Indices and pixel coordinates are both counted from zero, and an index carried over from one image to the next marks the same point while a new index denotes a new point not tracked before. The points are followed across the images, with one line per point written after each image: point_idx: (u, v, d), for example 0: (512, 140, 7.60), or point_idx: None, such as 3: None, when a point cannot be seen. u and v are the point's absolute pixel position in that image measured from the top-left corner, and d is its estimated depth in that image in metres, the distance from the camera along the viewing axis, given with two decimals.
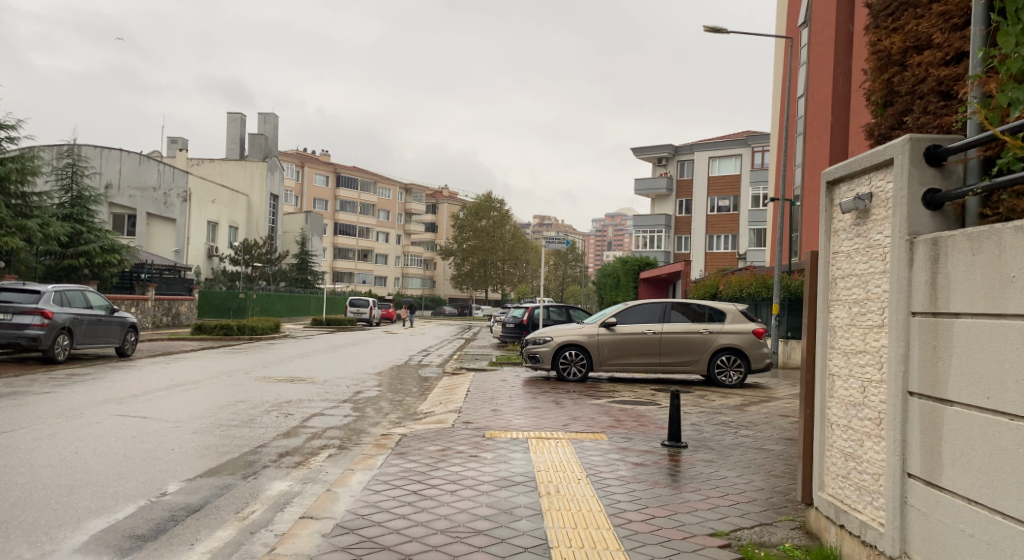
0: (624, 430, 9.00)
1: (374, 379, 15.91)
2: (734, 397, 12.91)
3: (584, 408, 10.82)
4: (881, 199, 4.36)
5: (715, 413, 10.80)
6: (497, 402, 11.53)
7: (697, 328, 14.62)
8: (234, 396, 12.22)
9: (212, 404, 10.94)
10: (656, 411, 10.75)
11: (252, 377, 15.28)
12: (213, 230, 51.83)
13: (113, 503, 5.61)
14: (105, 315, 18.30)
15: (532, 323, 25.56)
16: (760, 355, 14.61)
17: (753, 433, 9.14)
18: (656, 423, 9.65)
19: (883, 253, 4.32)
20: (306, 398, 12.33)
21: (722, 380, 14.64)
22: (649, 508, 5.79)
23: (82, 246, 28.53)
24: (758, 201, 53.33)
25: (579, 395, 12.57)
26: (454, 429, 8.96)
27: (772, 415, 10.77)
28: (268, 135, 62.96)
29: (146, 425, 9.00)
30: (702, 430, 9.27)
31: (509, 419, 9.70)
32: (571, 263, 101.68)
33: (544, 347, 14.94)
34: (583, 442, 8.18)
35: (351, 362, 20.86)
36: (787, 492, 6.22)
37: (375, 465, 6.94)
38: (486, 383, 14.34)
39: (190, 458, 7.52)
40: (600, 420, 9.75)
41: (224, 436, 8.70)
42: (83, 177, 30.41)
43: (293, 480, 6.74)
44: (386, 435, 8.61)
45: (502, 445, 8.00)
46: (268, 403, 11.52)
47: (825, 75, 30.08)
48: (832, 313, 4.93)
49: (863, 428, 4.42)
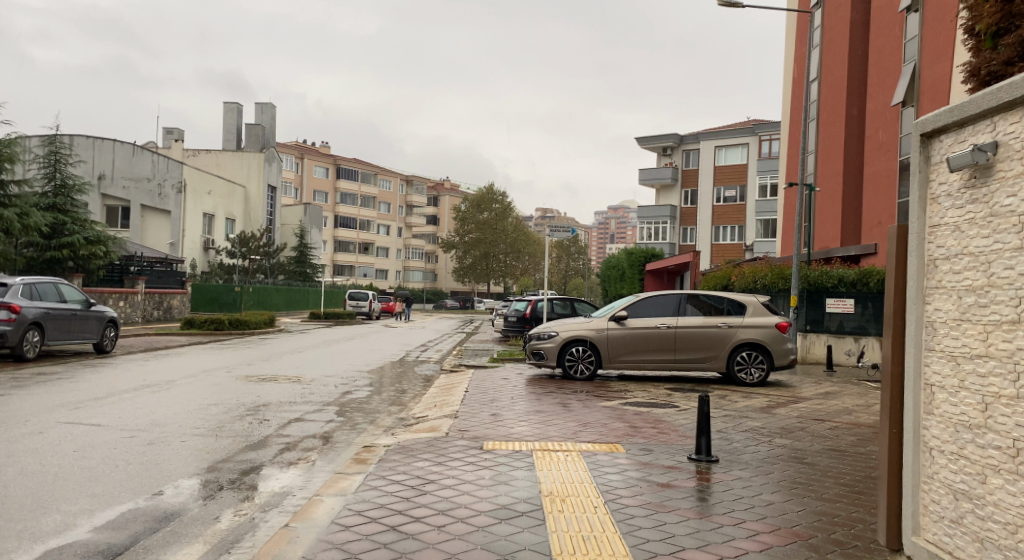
0: (642, 440, 7.86)
1: (367, 378, 14.80)
2: (758, 397, 11.76)
3: (594, 412, 9.69)
4: (1015, 148, 3.23)
5: (742, 417, 9.65)
6: (497, 405, 10.39)
7: (714, 321, 13.50)
8: (209, 397, 11.11)
9: (181, 409, 9.82)
10: (675, 415, 9.58)
11: (235, 375, 14.15)
12: (209, 222, 50.82)
13: (19, 544, 4.50)
14: (81, 310, 17.19)
15: (536, 317, 24.40)
16: (784, 351, 13.49)
17: (789, 441, 8.00)
18: (677, 430, 8.50)
19: (1019, 224, 3.17)
20: (290, 401, 11.18)
21: (742, 378, 13.49)
22: (685, 551, 4.59)
23: (65, 238, 27.32)
24: (765, 191, 51.61)
25: (588, 396, 11.43)
26: (446, 439, 7.81)
27: (805, 418, 9.62)
28: (265, 125, 61.69)
29: (97, 436, 7.87)
30: (731, 439, 8.12)
31: (510, 426, 8.57)
32: (574, 255, 100.20)
33: (549, 343, 13.80)
34: (596, 456, 7.02)
35: (345, 358, 19.77)
36: (853, 526, 5.05)
37: (349, 489, 5.77)
38: (486, 382, 13.20)
39: (136, 475, 6.38)
40: (614, 427, 8.61)
41: (184, 447, 7.56)
42: (67, 165, 28.76)
43: (250, 508, 5.60)
44: (369, 446, 7.49)
45: (501, 462, 6.82)
46: (244, 406, 10.40)
47: (839, 59, 29.05)
48: (928, 305, 3.81)
49: (986, 461, 3.28)
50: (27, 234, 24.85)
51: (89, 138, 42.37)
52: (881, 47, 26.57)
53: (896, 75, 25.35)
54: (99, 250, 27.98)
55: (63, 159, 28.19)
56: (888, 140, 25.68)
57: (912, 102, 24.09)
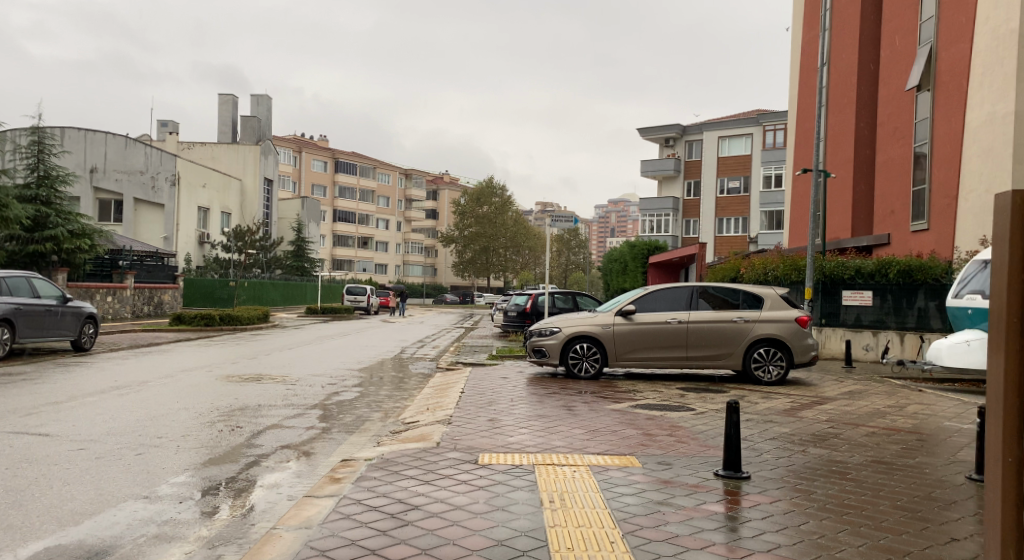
0: (660, 452, 6.91)
1: (357, 378, 13.87)
2: (779, 398, 10.79)
3: (601, 417, 8.76)
4: None
5: (766, 422, 8.71)
6: (496, 408, 9.48)
7: (730, 316, 12.56)
8: (182, 400, 10.16)
9: (144, 415, 8.85)
10: (693, 420, 8.62)
11: (216, 375, 13.22)
12: (204, 217, 49.90)
13: None
14: (57, 305, 16.24)
15: (537, 312, 23.50)
16: (804, 347, 12.55)
17: (825, 452, 7.03)
18: (697, 439, 7.54)
19: None
20: (270, 403, 10.23)
21: (760, 377, 12.55)
22: None
23: (48, 231, 26.29)
24: (771, 181, 51.08)
25: (594, 398, 10.48)
26: (436, 451, 6.84)
27: (836, 422, 8.70)
28: (261, 117, 60.50)
29: (41, 449, 6.90)
30: (759, 449, 7.15)
31: (509, 434, 7.64)
32: (575, 249, 99.03)
33: (551, 340, 12.87)
34: (609, 473, 6.06)
35: (337, 355, 18.85)
36: None
37: (316, 521, 4.82)
38: (483, 382, 12.24)
39: (70, 499, 5.43)
40: (627, 435, 7.67)
41: (139, 462, 6.59)
42: (51, 155, 27.64)
43: (196, 543, 4.63)
44: (348, 462, 6.52)
45: (499, 480, 5.85)
46: (219, 410, 9.48)
47: (850, 42, 28.06)
48: None
49: None
50: (7, 227, 23.84)
51: (80, 130, 41.43)
52: (894, 30, 25.58)
53: (910, 58, 24.35)
54: (85, 243, 27.16)
55: (46, 149, 27.06)
56: (901, 127, 24.76)
57: (927, 86, 23.11)
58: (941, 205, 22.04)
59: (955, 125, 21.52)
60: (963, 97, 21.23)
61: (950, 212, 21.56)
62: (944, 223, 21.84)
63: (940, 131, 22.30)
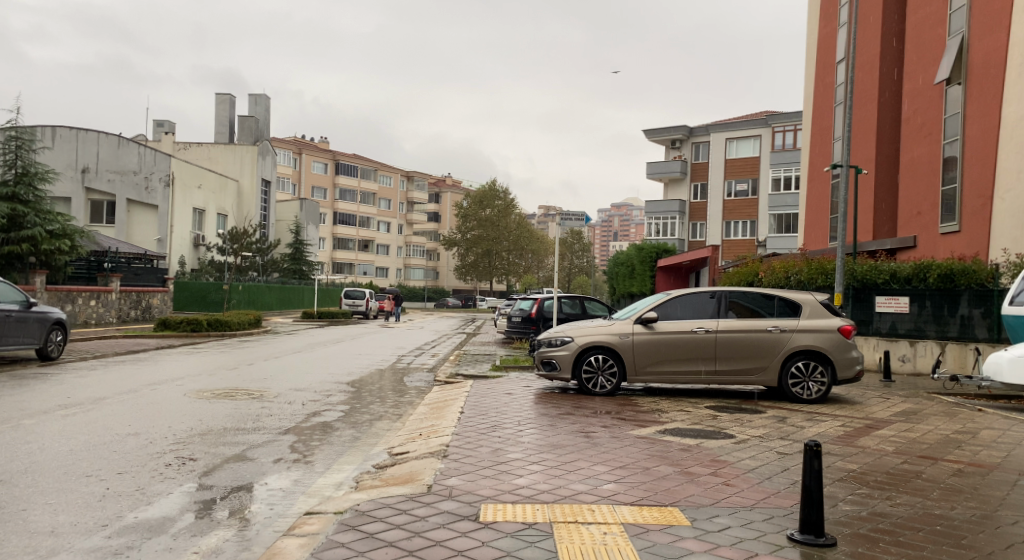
0: (709, 502, 5.44)
1: (344, 392, 12.45)
2: (826, 421, 9.35)
3: (626, 448, 7.32)
4: None
5: (824, 454, 7.27)
6: (501, 434, 8.06)
7: (764, 325, 11.13)
8: (134, 423, 8.71)
9: (79, 444, 7.39)
10: (738, 453, 7.18)
11: (186, 389, 11.82)
12: (200, 218, 48.54)
13: None
14: (20, 310, 14.83)
15: (542, 317, 22.12)
16: (847, 360, 11.08)
17: (916, 500, 5.58)
18: (751, 481, 6.10)
19: None
20: (237, 427, 8.79)
21: (797, 395, 11.14)
22: None
23: (26, 230, 24.96)
24: (779, 183, 49.50)
25: (614, 420, 9.05)
26: (427, 502, 5.38)
27: (909, 455, 7.24)
28: (259, 117, 59.13)
29: None
30: (833, 496, 5.67)
31: (517, 474, 6.20)
32: (579, 254, 97.43)
33: (561, 351, 11.48)
34: (651, 540, 4.57)
35: (328, 365, 17.42)
36: None
37: None
38: (484, 399, 10.84)
39: None
40: (663, 475, 6.21)
41: (45, 518, 5.09)
42: (30, 150, 26.16)
43: None
44: (310, 519, 5.03)
45: (507, 550, 4.38)
46: (174, 437, 8.03)
47: (871, 35, 26.61)
48: None
49: None
50: None
51: (72, 129, 40.09)
52: (921, 20, 24.13)
53: (939, 50, 22.89)
54: (65, 244, 25.87)
55: (25, 145, 25.66)
56: (928, 123, 23.34)
57: (958, 79, 21.63)
58: (973, 206, 20.68)
59: (990, 121, 20.06)
60: (999, 90, 19.77)
61: (984, 213, 20.22)
62: (976, 224, 20.52)
63: (972, 127, 20.90)
